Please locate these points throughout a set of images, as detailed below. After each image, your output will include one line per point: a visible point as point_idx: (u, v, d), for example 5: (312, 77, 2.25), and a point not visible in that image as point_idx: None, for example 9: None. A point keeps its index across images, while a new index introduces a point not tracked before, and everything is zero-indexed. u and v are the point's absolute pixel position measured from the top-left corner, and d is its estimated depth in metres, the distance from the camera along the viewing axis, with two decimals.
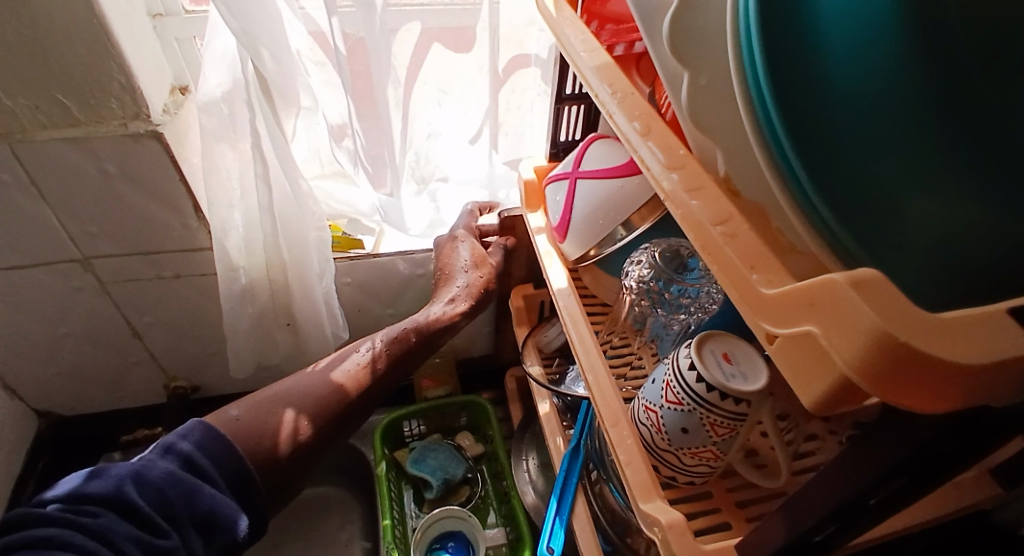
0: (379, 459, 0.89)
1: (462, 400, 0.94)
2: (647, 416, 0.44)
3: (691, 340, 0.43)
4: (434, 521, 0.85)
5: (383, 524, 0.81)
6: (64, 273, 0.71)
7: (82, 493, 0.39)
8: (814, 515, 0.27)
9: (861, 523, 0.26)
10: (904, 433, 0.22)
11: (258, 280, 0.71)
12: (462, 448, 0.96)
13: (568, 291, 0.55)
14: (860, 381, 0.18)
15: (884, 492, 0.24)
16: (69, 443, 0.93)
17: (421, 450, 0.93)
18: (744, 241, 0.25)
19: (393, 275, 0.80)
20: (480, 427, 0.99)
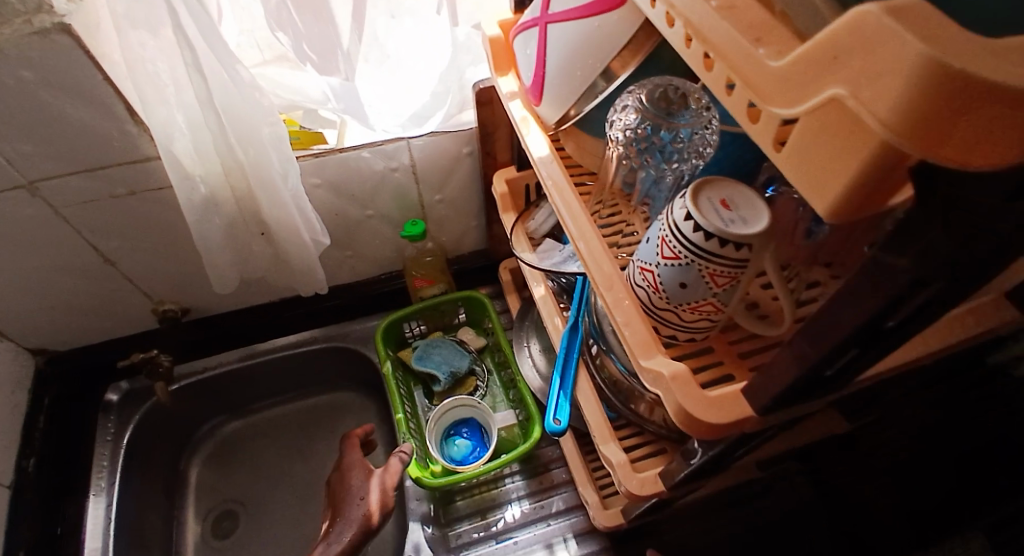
0: (384, 358, 0.90)
1: (459, 296, 0.92)
2: (643, 277, 0.41)
3: (685, 189, 0.39)
4: (446, 410, 0.87)
5: (397, 417, 0.83)
6: (12, 203, 0.66)
7: None
8: (822, 352, 0.25)
9: (880, 348, 0.25)
10: (928, 241, 0.18)
11: (220, 190, 0.67)
12: (464, 342, 0.96)
13: (550, 159, 0.49)
14: (899, 132, 0.17)
15: (902, 310, 0.21)
16: (71, 376, 0.93)
17: (424, 347, 0.93)
18: (742, 13, 0.24)
19: (365, 173, 0.75)
20: (480, 322, 0.98)
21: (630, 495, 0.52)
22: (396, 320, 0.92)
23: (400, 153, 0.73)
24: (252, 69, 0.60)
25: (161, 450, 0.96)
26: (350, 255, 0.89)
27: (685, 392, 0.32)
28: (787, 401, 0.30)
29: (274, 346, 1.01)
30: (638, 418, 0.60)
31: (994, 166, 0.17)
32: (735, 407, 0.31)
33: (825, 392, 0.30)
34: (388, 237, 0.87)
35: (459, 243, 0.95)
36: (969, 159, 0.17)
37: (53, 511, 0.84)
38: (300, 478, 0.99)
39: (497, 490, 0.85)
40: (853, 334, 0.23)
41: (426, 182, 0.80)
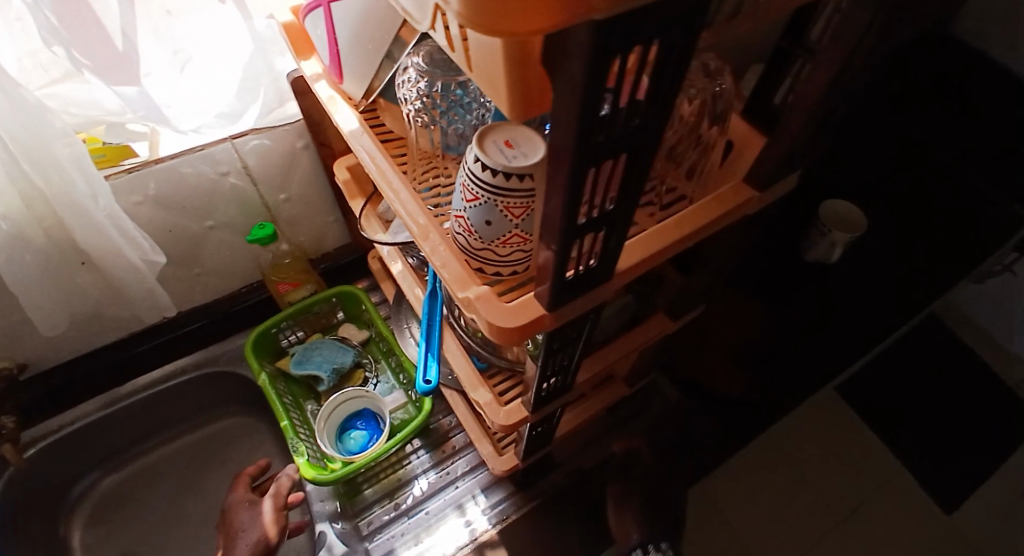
0: (259, 371, 0.87)
1: (329, 293, 0.91)
2: (458, 223, 0.45)
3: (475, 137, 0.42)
4: (335, 407, 0.86)
5: (283, 423, 0.81)
6: None
7: None
8: (556, 243, 0.30)
9: (619, 217, 0.30)
10: (563, 124, 0.22)
11: (25, 223, 0.62)
12: (345, 338, 0.95)
13: (361, 131, 0.51)
14: (461, 18, 0.18)
15: (579, 189, 0.26)
16: None
17: (302, 352, 0.91)
18: None
19: (191, 178, 0.72)
20: (359, 315, 0.98)
21: (503, 427, 0.57)
22: (266, 330, 0.88)
23: (228, 156, 0.72)
24: (36, 93, 0.53)
25: None
26: (199, 272, 0.85)
27: (489, 309, 0.36)
28: (565, 297, 0.35)
29: (139, 385, 0.94)
30: (506, 364, 0.64)
31: (545, 29, 0.17)
32: (528, 310, 0.36)
33: (595, 284, 0.36)
34: (237, 246, 0.85)
35: (320, 240, 0.95)
36: (523, 29, 0.17)
37: None
38: (196, 517, 0.93)
39: (402, 470, 0.87)
40: (569, 222, 0.28)
41: (265, 182, 0.79)
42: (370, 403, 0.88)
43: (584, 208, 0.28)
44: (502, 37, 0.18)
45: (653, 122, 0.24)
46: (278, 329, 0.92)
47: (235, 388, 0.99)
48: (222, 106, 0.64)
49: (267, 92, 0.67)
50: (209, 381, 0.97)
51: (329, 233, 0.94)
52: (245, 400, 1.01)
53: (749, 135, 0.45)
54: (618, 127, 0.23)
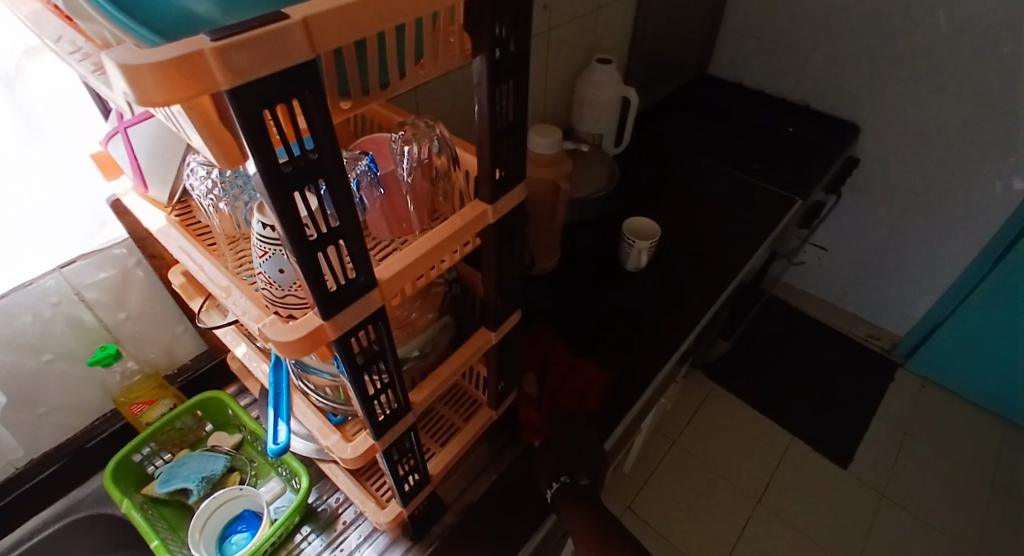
0: (122, 500, 0.84)
1: (190, 403, 0.91)
2: (260, 280, 0.52)
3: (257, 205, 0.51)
4: (211, 514, 0.86)
5: (151, 544, 0.79)
6: None
7: None
8: (300, 258, 0.39)
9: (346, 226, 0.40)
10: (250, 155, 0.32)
11: None
12: (216, 446, 0.95)
13: (169, 227, 0.58)
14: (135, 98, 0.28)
15: (290, 206, 0.36)
16: None
17: (168, 470, 0.90)
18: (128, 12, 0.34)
19: (19, 315, 0.73)
20: (228, 420, 0.98)
21: (354, 459, 0.63)
22: (126, 454, 0.87)
23: (59, 286, 0.75)
24: None
25: None
26: (44, 411, 0.84)
27: (276, 331, 0.44)
28: (336, 306, 0.44)
29: None
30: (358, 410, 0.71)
31: (187, 98, 0.28)
32: (308, 324, 0.44)
33: (361, 295, 0.46)
34: (82, 376, 0.85)
35: (174, 353, 0.96)
36: (172, 98, 0.27)
37: None
38: None
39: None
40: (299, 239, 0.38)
41: (101, 306, 0.81)
42: (247, 501, 0.88)
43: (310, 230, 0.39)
44: (158, 108, 0.28)
45: (325, 152, 0.36)
46: (140, 453, 0.90)
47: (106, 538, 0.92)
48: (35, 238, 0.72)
49: (81, 219, 0.75)
50: (74, 539, 0.89)
51: (184, 344, 0.96)
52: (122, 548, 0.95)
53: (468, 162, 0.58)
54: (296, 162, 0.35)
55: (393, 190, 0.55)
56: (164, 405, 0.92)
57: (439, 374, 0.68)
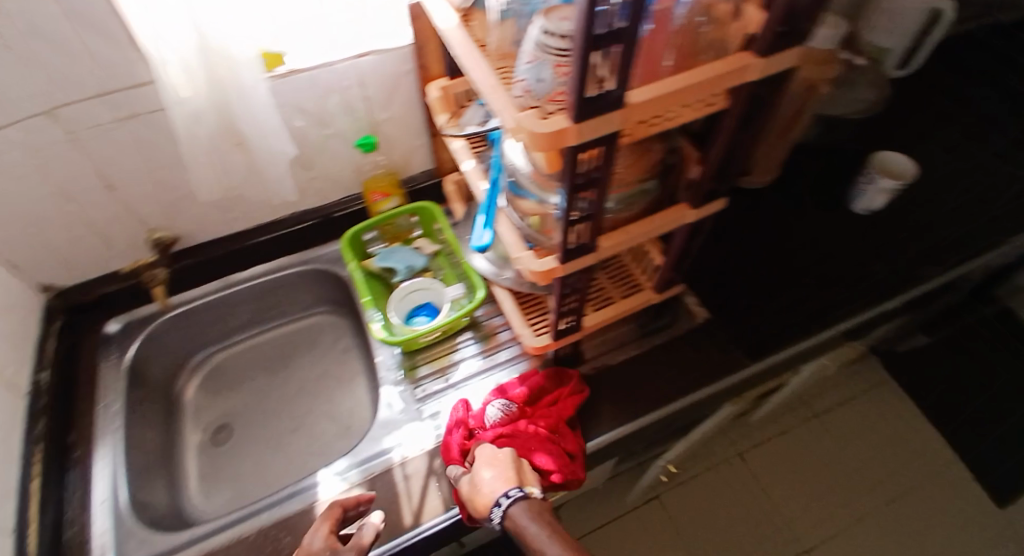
0: (350, 261, 1.06)
1: (410, 207, 1.10)
2: (519, 87, 0.59)
3: (542, 17, 0.58)
4: (405, 294, 1.06)
5: (364, 300, 1.01)
6: (34, 130, 0.81)
7: None
8: (586, 50, 0.45)
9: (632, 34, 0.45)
10: None
11: (203, 107, 0.83)
12: (419, 248, 1.13)
13: (455, 27, 0.67)
14: None
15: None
16: (82, 304, 1.09)
17: (383, 252, 1.10)
18: None
19: (320, 91, 0.92)
20: (433, 232, 1.15)
21: (540, 273, 0.72)
22: (360, 229, 1.08)
23: (349, 71, 0.92)
24: None
25: (154, 372, 1.13)
26: (313, 174, 1.06)
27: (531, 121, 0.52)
28: (588, 111, 0.50)
29: (248, 275, 1.16)
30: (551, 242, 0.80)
31: None
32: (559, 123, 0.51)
33: (608, 110, 0.51)
34: (344, 156, 1.05)
35: (408, 160, 1.13)
36: None
37: (70, 416, 1.00)
38: (290, 386, 1.18)
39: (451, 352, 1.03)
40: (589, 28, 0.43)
41: (373, 99, 0.98)
42: (434, 295, 1.07)
43: (604, 22, 0.44)
44: None
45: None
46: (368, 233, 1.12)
47: (328, 286, 1.20)
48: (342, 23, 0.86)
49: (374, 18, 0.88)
50: (310, 276, 1.18)
51: (416, 156, 1.14)
52: (337, 303, 1.24)
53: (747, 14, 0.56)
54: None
55: (661, 27, 0.53)
56: (394, 202, 1.13)
57: (631, 228, 0.73)
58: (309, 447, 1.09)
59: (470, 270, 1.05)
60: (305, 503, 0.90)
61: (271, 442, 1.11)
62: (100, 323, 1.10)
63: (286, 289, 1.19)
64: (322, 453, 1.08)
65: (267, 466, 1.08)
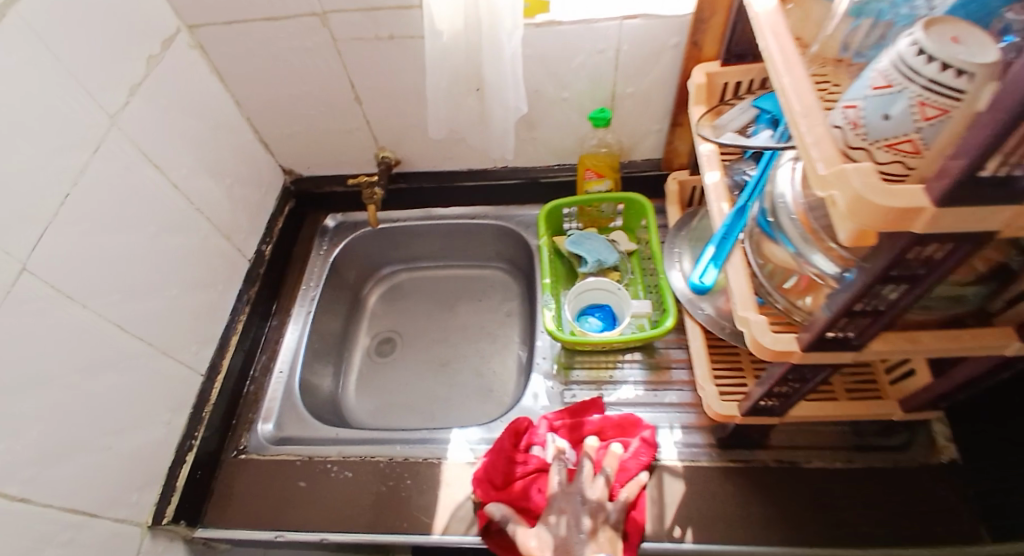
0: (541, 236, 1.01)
1: (621, 195, 0.99)
2: (845, 115, 0.44)
3: (917, 27, 0.41)
4: (587, 289, 0.96)
5: (544, 282, 0.95)
6: (309, 28, 0.85)
7: (277, 439, 0.95)
8: (1007, 115, 0.29)
9: None
10: None
11: (455, 42, 0.79)
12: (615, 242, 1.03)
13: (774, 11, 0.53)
14: None
15: None
16: (307, 197, 1.19)
17: (577, 235, 1.01)
18: None
19: (573, 52, 0.83)
20: (634, 228, 1.05)
21: (768, 351, 0.56)
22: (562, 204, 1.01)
23: (609, 34, 0.80)
24: None
25: (349, 275, 1.21)
26: (535, 136, 0.99)
27: (865, 180, 0.37)
28: (966, 197, 0.33)
29: (450, 213, 1.17)
30: (790, 307, 0.63)
31: None
32: (911, 195, 0.35)
33: (1003, 201, 0.33)
34: (573, 125, 0.96)
35: (634, 147, 1.01)
36: None
37: (274, 290, 1.11)
38: (450, 330, 1.17)
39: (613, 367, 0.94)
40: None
41: (624, 71, 0.86)
42: (613, 302, 0.96)
43: None
44: None
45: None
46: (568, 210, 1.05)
47: (514, 247, 1.17)
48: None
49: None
50: (501, 232, 1.16)
51: (649, 144, 1.01)
52: (518, 266, 1.20)
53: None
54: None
55: None
56: (604, 185, 1.01)
57: (917, 338, 0.53)
58: (451, 395, 1.07)
59: (664, 288, 0.91)
60: (435, 456, 0.90)
61: (418, 375, 1.11)
62: (316, 218, 1.20)
63: (478, 234, 1.18)
64: (460, 408, 1.05)
65: (409, 396, 1.09)
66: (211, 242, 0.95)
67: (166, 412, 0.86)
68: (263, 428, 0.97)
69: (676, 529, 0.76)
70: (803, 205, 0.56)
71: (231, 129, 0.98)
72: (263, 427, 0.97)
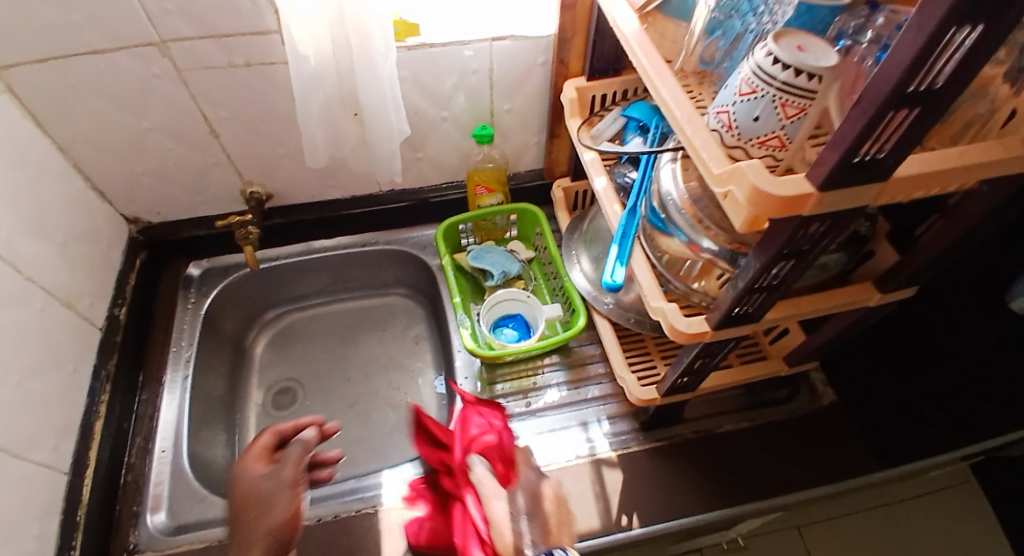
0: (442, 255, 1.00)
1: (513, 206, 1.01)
2: (719, 118, 0.48)
3: (768, 38, 0.46)
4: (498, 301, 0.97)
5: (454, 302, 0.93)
6: (143, 59, 0.75)
7: (176, 529, 0.82)
8: (872, 110, 0.33)
9: (933, 104, 0.33)
10: None
11: (326, 64, 0.75)
12: (515, 251, 1.06)
13: (638, 30, 0.57)
14: None
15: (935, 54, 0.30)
16: (160, 248, 1.04)
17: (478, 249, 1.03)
18: None
19: (447, 68, 0.84)
20: (529, 236, 1.08)
21: (683, 334, 0.59)
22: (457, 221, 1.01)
23: (482, 54, 0.83)
24: None
25: (228, 325, 1.07)
26: (419, 156, 0.99)
27: (758, 174, 0.39)
28: (843, 180, 0.37)
29: (338, 244, 1.11)
30: (686, 291, 0.68)
31: None
32: (800, 184, 0.38)
33: (871, 181, 0.38)
34: (456, 142, 0.97)
35: (517, 160, 1.05)
36: None
37: (136, 359, 0.94)
38: (353, 367, 1.10)
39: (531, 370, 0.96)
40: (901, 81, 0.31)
41: (499, 88, 0.90)
42: (525, 309, 0.97)
43: (919, 77, 0.31)
44: None
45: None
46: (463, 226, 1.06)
47: (410, 269, 1.13)
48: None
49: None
50: (395, 257, 1.12)
51: (529, 152, 1.04)
52: (416, 285, 1.16)
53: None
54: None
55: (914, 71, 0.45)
56: (496, 199, 1.04)
57: (799, 304, 0.60)
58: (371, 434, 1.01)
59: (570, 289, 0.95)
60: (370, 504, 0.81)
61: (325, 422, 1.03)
62: (178, 269, 1.05)
63: (371, 260, 1.13)
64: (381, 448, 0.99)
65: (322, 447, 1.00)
66: (48, 312, 0.78)
67: (33, 523, 0.71)
68: (150, 522, 0.82)
69: (623, 518, 0.78)
70: (687, 197, 0.61)
71: (56, 180, 0.83)
72: (149, 520, 0.82)
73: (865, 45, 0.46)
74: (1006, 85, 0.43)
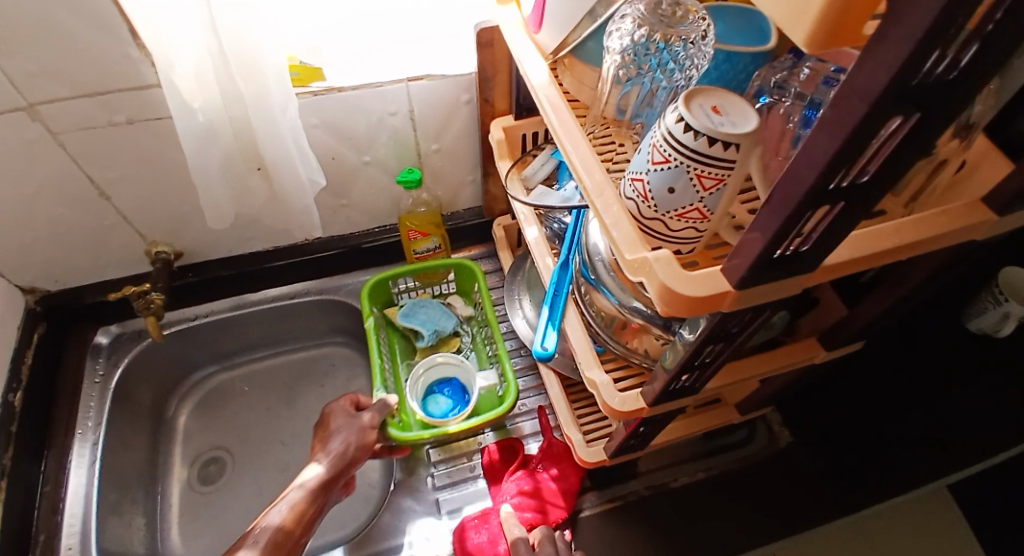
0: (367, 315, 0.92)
1: (444, 263, 0.93)
2: (633, 187, 0.44)
3: (679, 98, 0.41)
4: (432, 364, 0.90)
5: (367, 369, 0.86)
6: (11, 125, 0.66)
7: None
8: (787, 212, 0.27)
9: (858, 200, 0.27)
10: (878, 59, 0.21)
11: (217, 119, 0.68)
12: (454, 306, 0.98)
13: (548, 83, 0.52)
14: (824, 34, 0.22)
15: (853, 158, 0.24)
16: (62, 316, 0.94)
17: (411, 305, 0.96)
18: None
19: (361, 113, 0.77)
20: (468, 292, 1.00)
21: (616, 412, 0.54)
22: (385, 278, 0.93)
23: (399, 96, 0.77)
24: None
25: (147, 394, 0.98)
26: (345, 203, 0.92)
27: (667, 271, 0.34)
28: (762, 277, 0.32)
29: (266, 297, 1.03)
30: (624, 351, 0.63)
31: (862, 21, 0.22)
32: (713, 283, 0.33)
33: (797, 272, 0.33)
34: (383, 186, 0.91)
35: (453, 198, 0.99)
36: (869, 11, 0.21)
37: (38, 442, 0.85)
38: (289, 430, 1.01)
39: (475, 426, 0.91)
40: (815, 188, 0.25)
41: (424, 130, 0.83)
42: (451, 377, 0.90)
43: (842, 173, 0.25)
44: (822, 48, 0.23)
45: (975, 74, 0.21)
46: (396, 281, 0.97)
47: (346, 318, 1.06)
48: (393, 35, 0.71)
49: (434, 36, 0.72)
50: (329, 306, 1.04)
51: (464, 190, 0.98)
52: (355, 334, 1.09)
53: (985, 159, 0.39)
54: (936, 74, 0.21)
55: None
56: (431, 242, 0.96)
57: (739, 368, 0.55)
58: None
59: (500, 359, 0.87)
60: None
61: (259, 494, 0.95)
62: (86, 337, 0.96)
63: (304, 311, 1.05)
64: None
65: None
66: None
67: None
68: None
69: None
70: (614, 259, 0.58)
71: None
72: None
73: (789, 104, 0.41)
74: (957, 140, 0.38)
